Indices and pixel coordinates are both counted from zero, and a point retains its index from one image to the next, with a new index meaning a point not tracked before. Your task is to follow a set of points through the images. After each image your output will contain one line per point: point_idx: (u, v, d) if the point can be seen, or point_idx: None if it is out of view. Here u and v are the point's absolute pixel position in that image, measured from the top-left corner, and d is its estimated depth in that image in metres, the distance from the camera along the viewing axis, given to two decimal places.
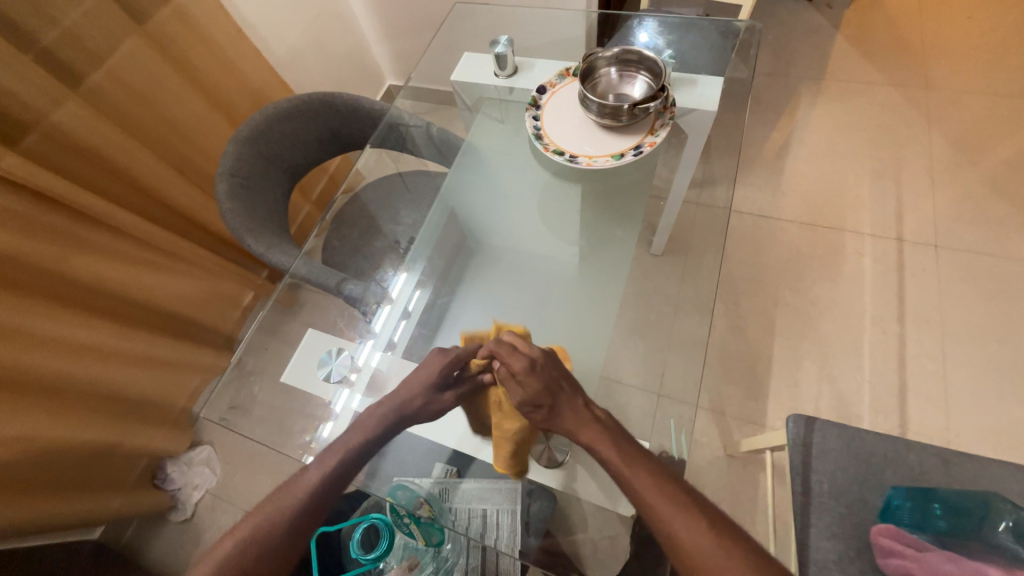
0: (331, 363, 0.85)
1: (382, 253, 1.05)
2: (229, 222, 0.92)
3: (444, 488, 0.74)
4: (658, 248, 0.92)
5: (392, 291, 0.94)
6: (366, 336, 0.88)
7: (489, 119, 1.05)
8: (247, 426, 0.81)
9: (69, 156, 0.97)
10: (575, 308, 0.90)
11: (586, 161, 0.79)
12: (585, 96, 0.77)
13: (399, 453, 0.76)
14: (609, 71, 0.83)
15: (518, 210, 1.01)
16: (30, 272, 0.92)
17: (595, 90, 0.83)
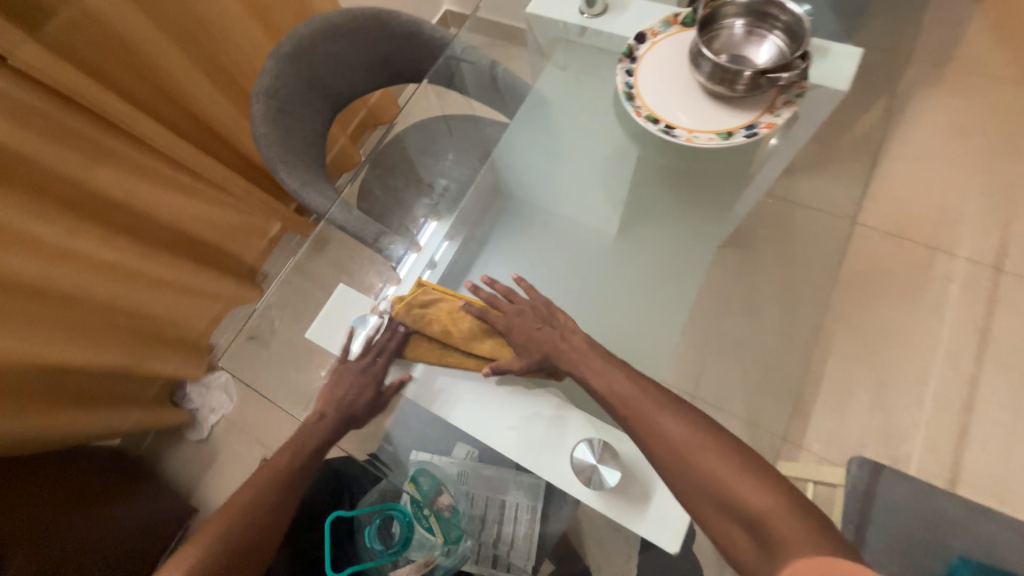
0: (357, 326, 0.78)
1: (414, 197, 0.96)
2: (263, 149, 0.82)
3: (463, 470, 0.71)
4: (714, 238, 0.87)
5: (421, 240, 0.88)
6: (391, 282, 0.83)
7: (555, 68, 0.91)
8: (261, 358, 0.79)
9: (92, 52, 0.88)
10: (637, 301, 0.83)
11: (685, 136, 0.64)
12: (702, 50, 0.61)
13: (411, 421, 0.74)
14: (734, 25, 0.64)
15: (582, 178, 0.91)
16: (44, 176, 0.87)
17: (712, 46, 0.64)
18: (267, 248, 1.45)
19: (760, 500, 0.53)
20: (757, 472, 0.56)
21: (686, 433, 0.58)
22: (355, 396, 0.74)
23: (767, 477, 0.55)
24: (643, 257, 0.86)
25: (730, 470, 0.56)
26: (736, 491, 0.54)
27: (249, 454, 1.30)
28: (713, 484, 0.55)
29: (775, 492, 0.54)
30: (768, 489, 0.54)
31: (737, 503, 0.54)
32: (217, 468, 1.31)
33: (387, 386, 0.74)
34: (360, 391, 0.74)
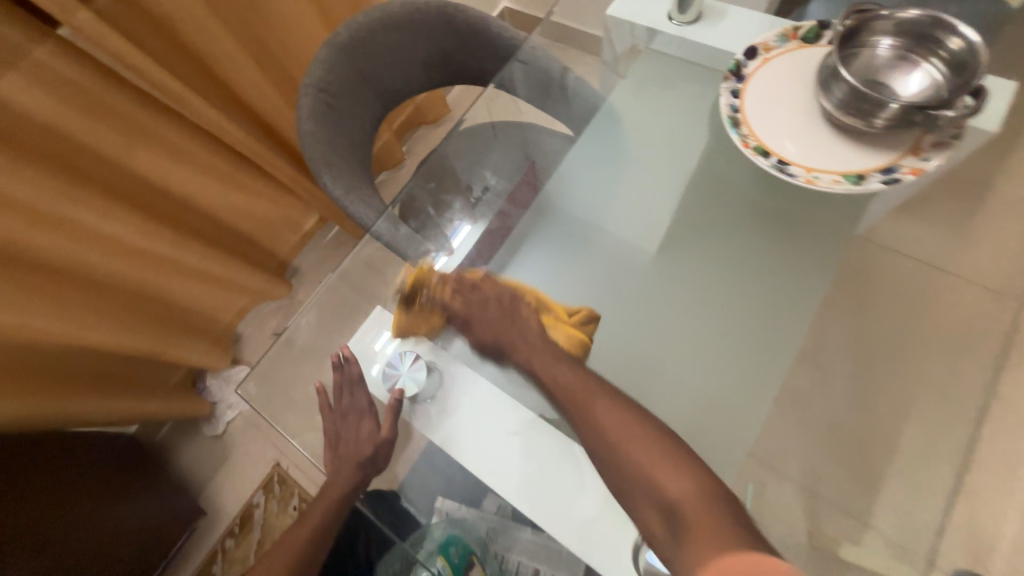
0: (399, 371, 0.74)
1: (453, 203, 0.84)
2: (307, 148, 0.75)
3: (494, 527, 0.68)
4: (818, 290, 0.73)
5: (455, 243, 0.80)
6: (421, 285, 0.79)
7: (630, 85, 0.83)
8: (297, 370, 0.77)
9: (144, 29, 0.82)
10: (710, 345, 0.73)
11: (805, 175, 0.54)
12: (843, 71, 0.50)
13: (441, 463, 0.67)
14: (880, 45, 0.54)
15: (651, 193, 0.80)
16: (85, 156, 0.83)
17: (851, 67, 0.53)
18: (300, 243, 1.40)
19: (674, 486, 0.49)
20: (681, 463, 0.52)
21: (612, 411, 0.57)
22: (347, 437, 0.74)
23: (688, 466, 0.51)
24: (713, 290, 0.75)
25: (651, 455, 0.52)
26: (654, 480, 0.50)
27: (261, 455, 1.27)
28: (631, 472, 0.52)
29: (696, 482, 0.50)
30: (691, 477, 0.50)
31: (655, 492, 0.50)
32: (231, 467, 1.27)
33: (381, 420, 0.74)
34: (354, 432, 0.74)
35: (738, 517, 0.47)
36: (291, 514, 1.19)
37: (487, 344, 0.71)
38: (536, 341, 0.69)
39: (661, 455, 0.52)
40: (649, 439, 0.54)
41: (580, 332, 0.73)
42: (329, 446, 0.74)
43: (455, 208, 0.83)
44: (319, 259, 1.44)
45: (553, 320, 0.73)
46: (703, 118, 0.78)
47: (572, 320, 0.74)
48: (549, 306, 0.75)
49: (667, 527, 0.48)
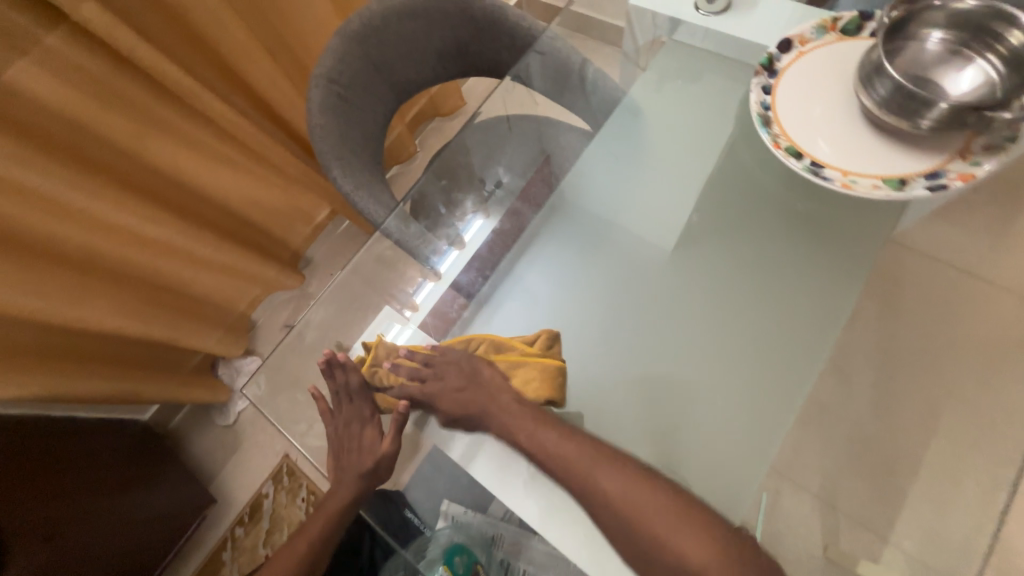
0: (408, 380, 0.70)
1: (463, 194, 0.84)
2: (317, 140, 0.73)
3: (498, 532, 0.70)
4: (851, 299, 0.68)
5: (466, 237, 0.80)
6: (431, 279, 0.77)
7: (653, 79, 0.79)
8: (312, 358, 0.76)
9: (155, 17, 0.81)
10: (732, 354, 0.68)
11: (841, 179, 0.51)
12: (888, 66, 0.46)
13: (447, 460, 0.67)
14: (931, 39, 0.50)
15: (672, 188, 0.77)
16: (101, 146, 0.84)
17: (897, 62, 0.50)
18: (312, 234, 1.39)
19: (695, 553, 0.48)
20: (701, 523, 0.50)
21: (621, 481, 0.53)
22: (348, 444, 0.68)
23: (707, 525, 0.50)
24: (734, 296, 0.71)
25: (667, 520, 0.49)
26: (675, 550, 0.48)
27: (271, 446, 1.28)
28: (655, 552, 0.49)
29: (715, 544, 0.48)
30: (711, 538, 0.49)
31: (678, 565, 0.48)
32: (242, 455, 1.29)
33: (385, 431, 0.68)
34: (356, 444, 0.68)
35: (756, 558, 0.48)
36: (300, 507, 1.20)
37: (454, 419, 0.64)
38: (514, 404, 0.61)
39: (693, 526, 0.49)
40: (672, 498, 0.52)
41: (551, 357, 0.67)
42: (331, 457, 0.68)
43: (466, 205, 0.83)
44: (331, 251, 1.43)
45: (511, 356, 0.67)
46: (730, 116, 0.75)
47: (536, 347, 0.68)
48: (498, 344, 0.69)
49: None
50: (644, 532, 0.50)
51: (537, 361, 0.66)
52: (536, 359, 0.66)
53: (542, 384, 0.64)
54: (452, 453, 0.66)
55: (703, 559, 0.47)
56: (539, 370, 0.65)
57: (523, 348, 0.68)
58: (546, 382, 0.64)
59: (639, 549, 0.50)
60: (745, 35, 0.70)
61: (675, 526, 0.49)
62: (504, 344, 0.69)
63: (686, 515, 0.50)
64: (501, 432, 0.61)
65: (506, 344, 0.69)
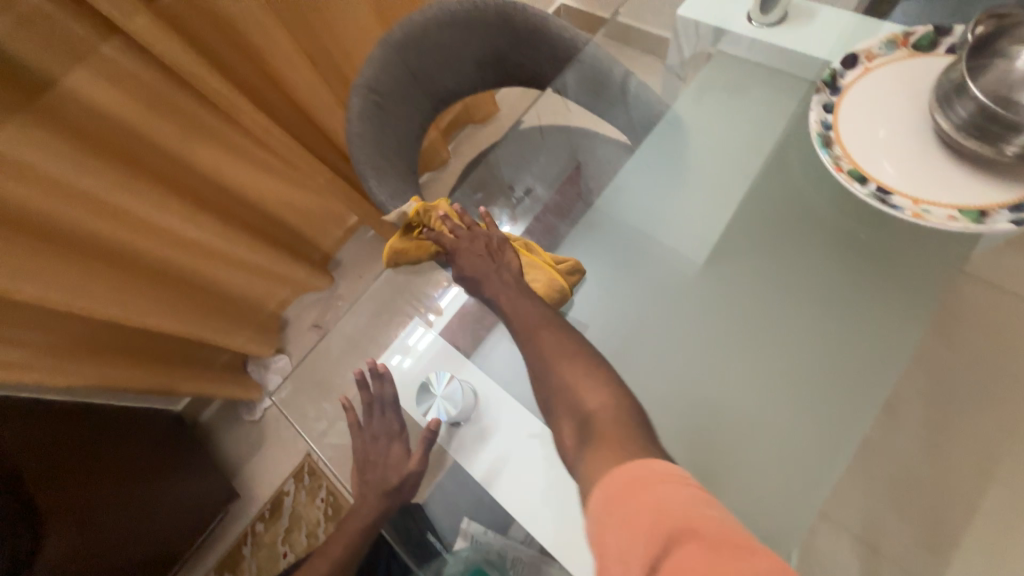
0: (433, 395, 0.69)
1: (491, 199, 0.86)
2: (354, 149, 0.74)
3: (516, 556, 0.62)
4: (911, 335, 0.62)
5: None
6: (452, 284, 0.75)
7: (699, 93, 0.76)
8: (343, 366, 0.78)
9: (204, 26, 0.83)
10: (775, 388, 0.64)
11: (912, 209, 0.47)
12: (971, 85, 0.43)
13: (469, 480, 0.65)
14: (1022, 57, 0.46)
15: (715, 207, 0.73)
16: (149, 148, 0.87)
17: (981, 81, 0.46)
18: (343, 237, 1.41)
19: (593, 399, 0.48)
20: (629, 400, 0.50)
21: (558, 342, 0.54)
22: (374, 458, 0.70)
23: (612, 385, 0.50)
24: (779, 325, 0.66)
25: (591, 385, 0.50)
26: (574, 389, 0.49)
27: (294, 446, 1.30)
28: (567, 392, 0.50)
29: (617, 398, 0.48)
30: (613, 396, 0.48)
31: (575, 401, 0.49)
32: (266, 453, 1.31)
33: (411, 449, 0.70)
34: (382, 458, 0.70)
35: (648, 428, 0.46)
36: (318, 507, 1.21)
37: (464, 277, 0.66)
38: (512, 281, 0.63)
39: (607, 389, 0.49)
40: (607, 379, 0.51)
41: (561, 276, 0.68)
42: (357, 469, 0.71)
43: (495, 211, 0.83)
44: (360, 254, 1.45)
45: (533, 258, 0.68)
46: (782, 134, 0.70)
47: (558, 267, 0.70)
48: (526, 244, 0.71)
49: (579, 433, 0.46)
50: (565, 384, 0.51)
51: (551, 270, 0.68)
52: (549, 266, 0.68)
53: (543, 284, 0.66)
54: (477, 474, 0.65)
55: (612, 409, 0.47)
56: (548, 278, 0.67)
57: (547, 257, 0.70)
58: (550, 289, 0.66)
59: (556, 395, 0.51)
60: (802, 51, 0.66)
61: (596, 384, 0.49)
62: (532, 250, 0.71)
63: (607, 382, 0.50)
64: (494, 299, 0.63)
65: (529, 249, 0.71)
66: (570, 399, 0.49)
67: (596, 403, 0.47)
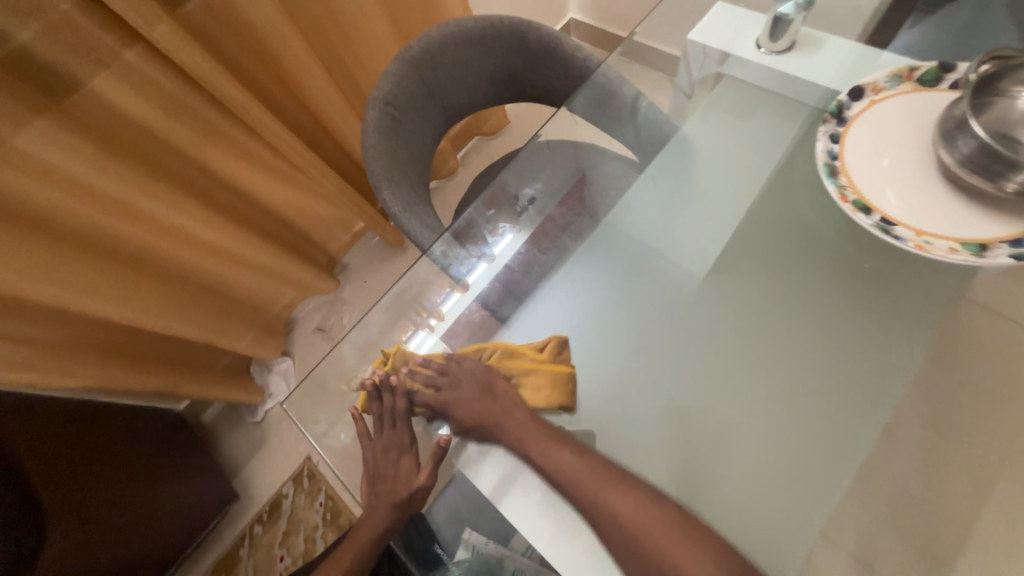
0: (448, 415, 0.68)
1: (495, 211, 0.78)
2: (369, 160, 0.75)
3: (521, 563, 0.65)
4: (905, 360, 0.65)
5: (496, 251, 0.76)
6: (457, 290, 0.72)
7: (708, 115, 0.78)
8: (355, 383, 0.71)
9: (224, 35, 0.85)
10: (773, 407, 0.66)
11: (914, 241, 0.48)
12: (974, 123, 0.44)
13: (472, 490, 0.66)
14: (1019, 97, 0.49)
15: (716, 229, 0.75)
16: (165, 152, 0.88)
17: (981, 118, 0.49)
18: (349, 242, 1.42)
19: (686, 559, 0.50)
20: (688, 533, 0.53)
21: (632, 504, 0.54)
22: (381, 469, 0.67)
23: (700, 537, 0.53)
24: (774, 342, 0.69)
25: (670, 536, 0.52)
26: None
27: (295, 447, 1.31)
28: (649, 554, 0.51)
29: (706, 552, 0.51)
30: (698, 545, 0.52)
31: (669, 567, 0.50)
32: (266, 454, 1.32)
33: (421, 462, 0.67)
34: (393, 471, 0.66)
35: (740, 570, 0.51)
36: (317, 510, 1.21)
37: (466, 428, 0.66)
38: (524, 419, 0.64)
39: (688, 538, 0.52)
40: (670, 517, 0.54)
41: (561, 365, 0.71)
42: (367, 482, 0.67)
43: (500, 224, 0.77)
44: (366, 258, 1.46)
45: (528, 365, 0.70)
46: (783, 160, 0.73)
47: (547, 354, 0.72)
48: (509, 349, 0.71)
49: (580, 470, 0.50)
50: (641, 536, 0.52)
51: (553, 371, 0.70)
52: (551, 369, 0.70)
53: (551, 392, 0.68)
54: (486, 492, 0.64)
55: (693, 558, 0.50)
56: (551, 391, 0.68)
57: (538, 359, 0.71)
58: (559, 389, 0.69)
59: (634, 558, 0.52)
60: (806, 80, 0.69)
61: (671, 535, 0.52)
62: (520, 355, 0.71)
63: (686, 531, 0.53)
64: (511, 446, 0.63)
65: (518, 354, 0.71)
66: (656, 558, 0.51)
67: (690, 562, 0.50)
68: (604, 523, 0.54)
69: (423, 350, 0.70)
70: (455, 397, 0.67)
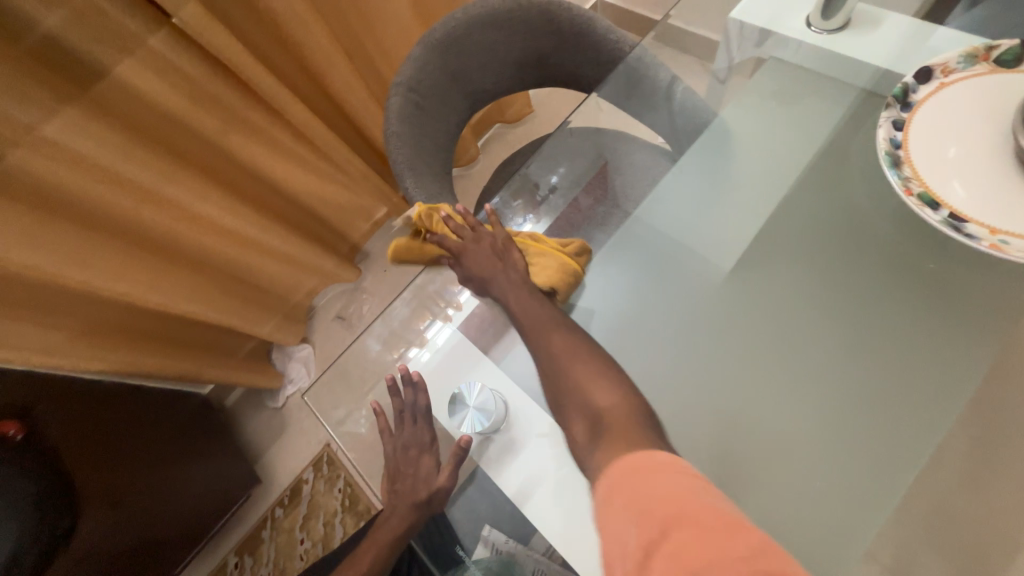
0: (467, 404, 0.66)
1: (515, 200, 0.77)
2: (392, 148, 0.73)
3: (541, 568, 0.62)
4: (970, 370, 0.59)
5: None
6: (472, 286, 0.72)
7: (751, 100, 0.73)
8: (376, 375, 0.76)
9: (246, 19, 0.83)
10: (816, 416, 0.61)
11: (989, 241, 0.43)
12: None
13: (494, 490, 0.65)
14: None
15: (759, 221, 0.70)
16: (191, 140, 0.88)
17: None
18: (370, 231, 1.40)
19: (603, 398, 0.50)
20: (616, 383, 0.53)
21: (601, 379, 0.52)
22: (403, 469, 0.70)
23: (618, 386, 0.52)
24: (818, 345, 0.64)
25: (604, 387, 0.51)
26: (584, 389, 0.51)
27: (315, 435, 1.32)
28: (581, 394, 0.51)
29: (623, 398, 0.50)
30: (620, 396, 0.50)
31: (585, 399, 0.51)
32: (288, 440, 1.34)
33: (441, 462, 0.68)
34: (412, 469, 0.70)
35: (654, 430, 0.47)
36: (336, 497, 1.23)
37: (474, 276, 0.67)
38: (522, 285, 0.64)
39: (624, 399, 0.50)
40: (614, 387, 0.52)
41: (573, 261, 0.68)
42: (388, 478, 0.72)
43: (520, 208, 0.76)
44: (387, 248, 1.45)
45: (540, 248, 0.68)
46: (834, 150, 0.68)
47: (567, 250, 0.70)
48: (532, 235, 0.70)
49: (590, 431, 0.47)
50: (581, 397, 0.51)
51: (560, 258, 0.67)
52: (557, 254, 0.67)
53: (555, 274, 0.65)
54: (509, 490, 0.63)
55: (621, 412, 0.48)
56: (552, 273, 0.65)
57: (552, 243, 0.69)
58: (563, 275, 0.66)
59: (564, 398, 0.53)
60: (860, 61, 0.64)
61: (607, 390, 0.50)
62: (536, 238, 0.70)
63: (617, 388, 0.52)
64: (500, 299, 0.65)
65: (535, 237, 0.70)
66: (577, 394, 0.52)
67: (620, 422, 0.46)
68: (551, 363, 0.56)
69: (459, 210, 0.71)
70: (466, 250, 0.68)
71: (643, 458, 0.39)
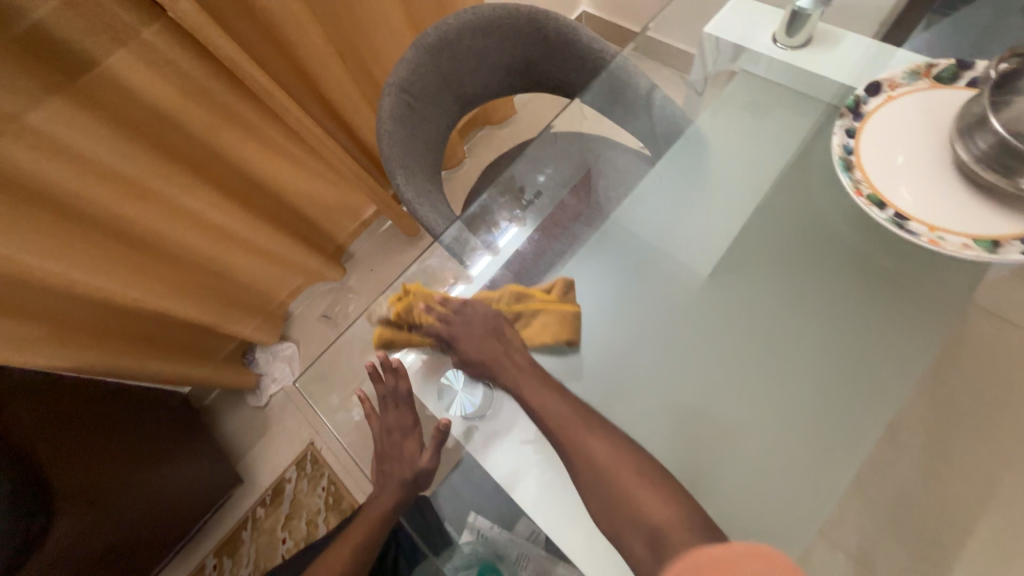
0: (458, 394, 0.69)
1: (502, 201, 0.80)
2: (384, 146, 0.75)
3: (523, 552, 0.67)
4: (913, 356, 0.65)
5: (501, 243, 0.76)
6: (460, 283, 0.74)
7: (724, 108, 0.78)
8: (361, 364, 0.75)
9: (241, 18, 0.85)
10: (780, 401, 0.66)
11: (928, 236, 0.49)
12: (993, 120, 0.45)
13: (479, 475, 0.67)
14: None
15: (729, 221, 0.75)
16: (179, 135, 0.88)
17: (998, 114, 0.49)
18: (357, 230, 1.42)
19: (658, 513, 0.50)
20: (667, 494, 0.53)
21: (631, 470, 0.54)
22: (388, 455, 0.71)
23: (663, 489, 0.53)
24: (782, 336, 0.70)
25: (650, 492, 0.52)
26: (637, 503, 0.51)
27: (298, 433, 1.32)
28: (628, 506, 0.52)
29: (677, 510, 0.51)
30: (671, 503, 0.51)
31: (638, 517, 0.50)
32: (270, 439, 1.33)
33: (425, 444, 0.71)
34: (398, 452, 0.71)
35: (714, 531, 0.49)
36: (319, 495, 1.23)
37: (470, 362, 0.68)
38: (523, 365, 0.66)
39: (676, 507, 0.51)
40: (661, 494, 0.52)
41: (570, 304, 0.72)
42: (375, 459, 0.73)
43: (509, 210, 0.79)
44: (373, 247, 1.47)
45: (536, 304, 0.71)
46: (798, 155, 0.73)
47: (556, 292, 0.72)
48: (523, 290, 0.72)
49: (653, 550, 0.48)
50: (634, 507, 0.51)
51: (556, 310, 0.71)
52: (554, 305, 0.71)
53: (559, 327, 0.70)
54: (497, 476, 0.64)
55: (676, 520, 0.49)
56: (557, 329, 0.70)
57: (544, 295, 0.72)
58: (564, 326, 0.70)
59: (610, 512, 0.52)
60: (823, 76, 0.69)
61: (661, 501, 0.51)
62: (527, 293, 0.72)
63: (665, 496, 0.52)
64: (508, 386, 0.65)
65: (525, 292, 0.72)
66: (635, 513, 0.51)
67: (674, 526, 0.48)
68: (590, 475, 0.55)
69: (442, 293, 0.72)
70: (457, 332, 0.68)
71: (722, 553, 0.42)
